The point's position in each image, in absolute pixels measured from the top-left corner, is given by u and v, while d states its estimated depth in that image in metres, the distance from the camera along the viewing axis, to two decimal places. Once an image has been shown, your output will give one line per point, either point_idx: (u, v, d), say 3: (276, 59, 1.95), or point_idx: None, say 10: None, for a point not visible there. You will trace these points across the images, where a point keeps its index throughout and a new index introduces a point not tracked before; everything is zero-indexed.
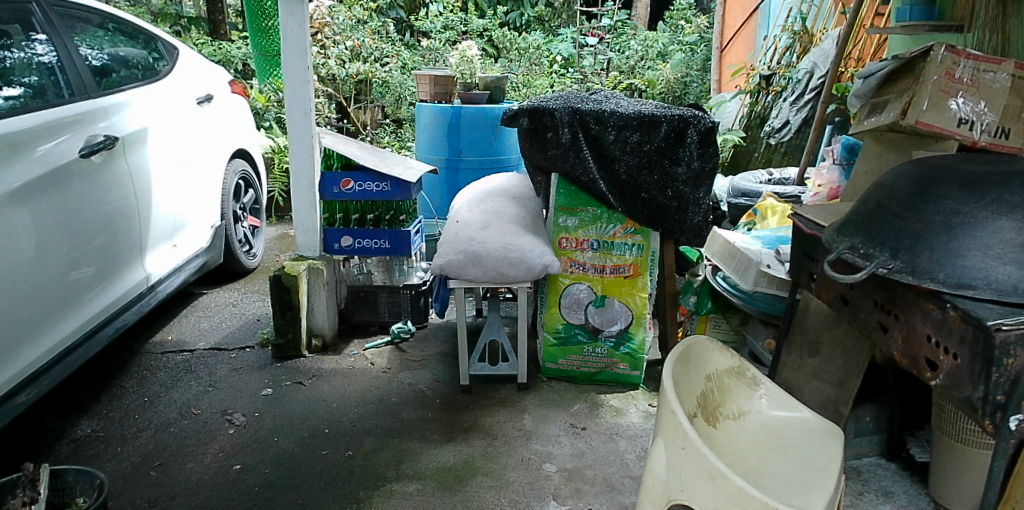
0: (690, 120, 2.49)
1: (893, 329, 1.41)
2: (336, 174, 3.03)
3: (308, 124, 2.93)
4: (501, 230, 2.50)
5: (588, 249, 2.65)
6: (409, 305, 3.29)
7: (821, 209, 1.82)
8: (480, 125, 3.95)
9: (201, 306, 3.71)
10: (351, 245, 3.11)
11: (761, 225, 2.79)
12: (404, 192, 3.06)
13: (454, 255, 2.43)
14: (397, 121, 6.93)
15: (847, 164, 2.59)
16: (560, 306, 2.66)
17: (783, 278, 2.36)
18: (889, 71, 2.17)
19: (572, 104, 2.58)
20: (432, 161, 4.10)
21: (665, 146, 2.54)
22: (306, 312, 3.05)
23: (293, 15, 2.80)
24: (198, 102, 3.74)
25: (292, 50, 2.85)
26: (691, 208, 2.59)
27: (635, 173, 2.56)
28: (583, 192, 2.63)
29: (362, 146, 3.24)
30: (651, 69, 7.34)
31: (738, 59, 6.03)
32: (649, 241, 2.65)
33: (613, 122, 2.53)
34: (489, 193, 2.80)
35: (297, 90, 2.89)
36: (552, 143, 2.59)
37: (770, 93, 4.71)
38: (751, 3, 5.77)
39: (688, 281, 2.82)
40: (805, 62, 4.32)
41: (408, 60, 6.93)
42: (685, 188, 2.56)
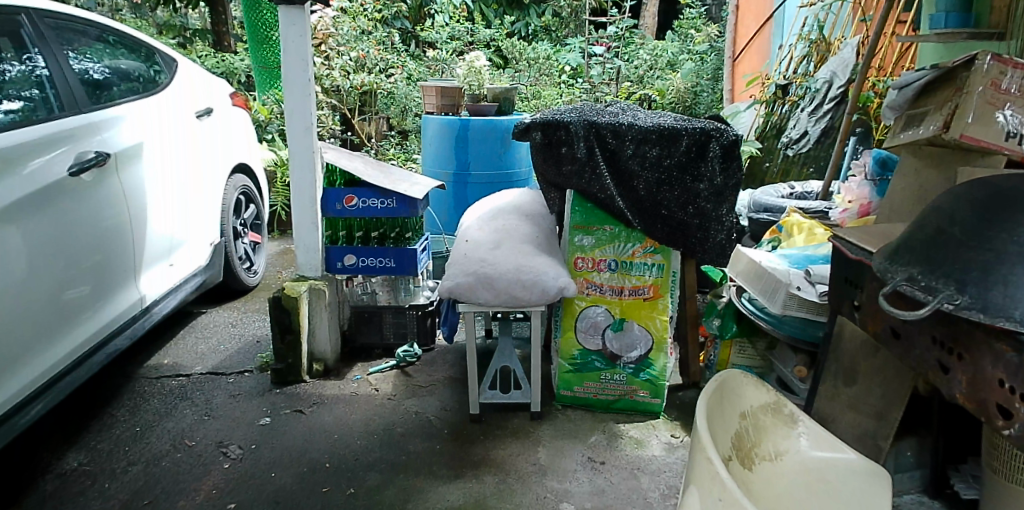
0: (712, 133, 2.36)
1: (956, 370, 1.24)
2: (338, 190, 2.91)
3: (310, 138, 2.80)
4: (513, 250, 2.36)
5: (606, 269, 2.50)
6: (415, 326, 3.13)
7: (867, 231, 1.67)
8: (489, 138, 3.82)
9: (198, 327, 3.58)
10: (354, 264, 2.97)
11: (787, 243, 2.64)
12: (410, 210, 2.91)
13: (462, 278, 2.28)
14: (403, 133, 6.83)
15: (879, 179, 2.40)
16: (575, 331, 2.51)
17: (815, 301, 2.21)
18: (927, 80, 1.97)
19: (587, 117, 2.46)
20: (438, 176, 3.97)
21: (685, 161, 2.40)
22: (307, 335, 2.91)
23: (294, 25, 2.68)
24: (197, 116, 3.62)
25: (293, 62, 2.72)
26: (713, 226, 2.44)
27: (654, 189, 2.43)
28: (599, 209, 2.49)
29: (365, 160, 3.11)
30: (661, 79, 7.23)
31: (752, 68, 5.90)
32: (670, 261, 2.50)
33: (631, 136, 2.39)
34: (499, 210, 2.66)
35: (298, 103, 2.76)
36: (567, 158, 2.45)
37: (786, 102, 4.61)
38: (765, 10, 5.64)
39: (711, 303, 2.66)
40: (823, 71, 4.20)
41: (413, 71, 6.82)
42: (707, 205, 2.41)
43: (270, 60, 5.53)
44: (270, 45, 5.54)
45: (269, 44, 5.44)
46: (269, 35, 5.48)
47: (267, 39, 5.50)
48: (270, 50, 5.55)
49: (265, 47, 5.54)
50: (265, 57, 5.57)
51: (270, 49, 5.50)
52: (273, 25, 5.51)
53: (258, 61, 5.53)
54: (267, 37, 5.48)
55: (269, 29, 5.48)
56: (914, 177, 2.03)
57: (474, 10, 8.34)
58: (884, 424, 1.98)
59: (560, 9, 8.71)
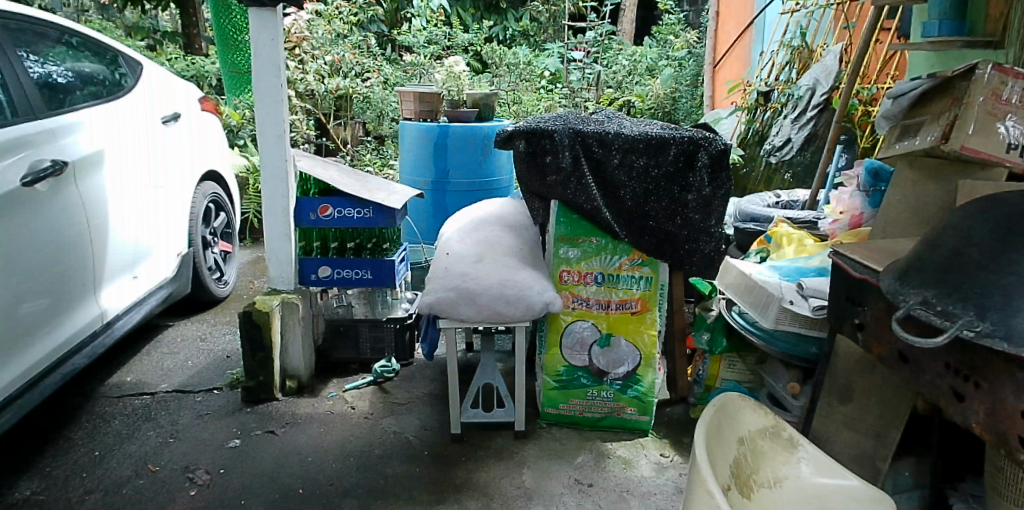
0: (700, 142, 2.29)
1: (972, 398, 1.18)
2: (312, 199, 2.78)
3: (283, 146, 2.68)
4: (496, 263, 2.26)
5: (592, 283, 2.42)
6: (393, 340, 2.96)
7: (869, 249, 1.60)
8: (469, 145, 3.72)
9: (165, 342, 3.41)
10: (329, 276, 2.84)
11: (777, 254, 2.58)
12: (387, 219, 2.81)
13: (444, 293, 2.18)
14: (379, 138, 6.71)
15: (872, 190, 2.35)
16: (561, 347, 2.42)
17: (808, 316, 2.13)
18: (924, 90, 1.97)
19: (572, 125, 2.38)
20: (416, 184, 3.85)
21: (673, 171, 2.33)
22: (279, 351, 2.76)
23: (265, 28, 2.56)
24: (164, 122, 3.47)
25: (265, 67, 2.59)
26: (702, 237, 2.37)
27: (641, 200, 2.35)
28: (586, 221, 2.40)
29: (341, 169, 2.99)
30: (640, 84, 7.21)
31: (732, 74, 5.90)
32: (658, 273, 2.42)
33: (617, 145, 2.32)
34: (481, 221, 2.56)
35: (270, 109, 2.63)
36: (551, 168, 2.36)
37: (769, 109, 4.63)
38: (745, 17, 5.64)
39: (700, 316, 2.59)
40: (806, 78, 4.20)
41: (390, 75, 6.71)
42: (695, 215, 2.34)
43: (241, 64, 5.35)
44: (241, 49, 5.38)
45: (240, 49, 5.27)
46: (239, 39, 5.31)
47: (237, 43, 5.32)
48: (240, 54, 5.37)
49: (235, 50, 5.36)
50: (235, 60, 5.39)
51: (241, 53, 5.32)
52: (243, 29, 5.30)
53: (228, 65, 5.35)
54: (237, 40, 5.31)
55: (240, 32, 5.31)
56: (909, 190, 1.99)
57: (452, 14, 8.24)
58: (883, 444, 1.92)
59: (538, 14, 8.65)
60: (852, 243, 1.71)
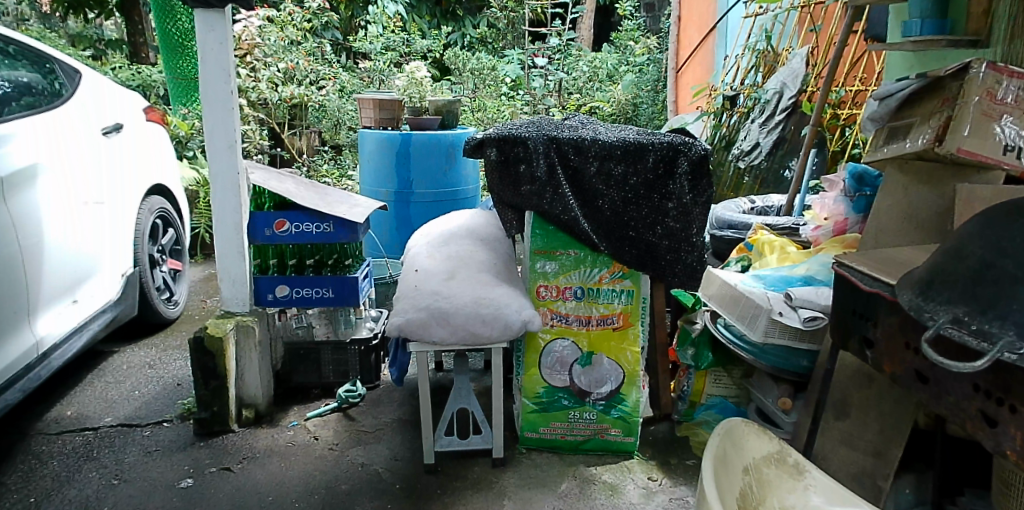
0: (680, 147, 2.19)
1: (1007, 423, 1.08)
2: (267, 214, 2.57)
3: (234, 157, 2.45)
4: (469, 281, 2.11)
5: (571, 298, 2.29)
6: (357, 362, 2.78)
7: (874, 261, 1.52)
8: (433, 154, 3.56)
9: (109, 370, 3.08)
10: (287, 296, 2.63)
11: (760, 262, 2.51)
12: (349, 234, 2.62)
13: (414, 314, 2.01)
14: (336, 147, 6.50)
15: (856, 195, 2.36)
16: (539, 367, 2.27)
17: (798, 328, 2.07)
18: (911, 92, 1.94)
19: (546, 132, 2.26)
20: (378, 194, 3.66)
21: (653, 179, 2.22)
22: (234, 378, 2.51)
23: (212, 32, 2.34)
24: (104, 133, 3.21)
25: (213, 73, 2.38)
26: (684, 247, 2.25)
27: (619, 209, 2.24)
28: (563, 232, 2.27)
29: (299, 181, 2.79)
30: (602, 90, 7.29)
31: (694, 79, 5.90)
32: (640, 286, 2.30)
33: (594, 152, 2.21)
34: (451, 235, 2.40)
35: (219, 119, 2.42)
36: (525, 178, 2.23)
37: (735, 114, 4.65)
38: (707, 22, 5.65)
39: (684, 329, 2.48)
40: (773, 82, 4.30)
41: (347, 83, 6.51)
42: (675, 224, 2.23)
43: (186, 71, 5.08)
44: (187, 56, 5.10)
45: (186, 56, 5.00)
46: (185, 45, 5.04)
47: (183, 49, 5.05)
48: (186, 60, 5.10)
49: (180, 56, 5.09)
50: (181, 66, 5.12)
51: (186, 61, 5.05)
52: (190, 35, 5.07)
53: (173, 72, 5.07)
54: (183, 46, 5.03)
55: (187, 39, 5.06)
56: (902, 194, 1.96)
57: (409, 20, 8.06)
58: (883, 461, 1.83)
59: (496, 21, 8.52)
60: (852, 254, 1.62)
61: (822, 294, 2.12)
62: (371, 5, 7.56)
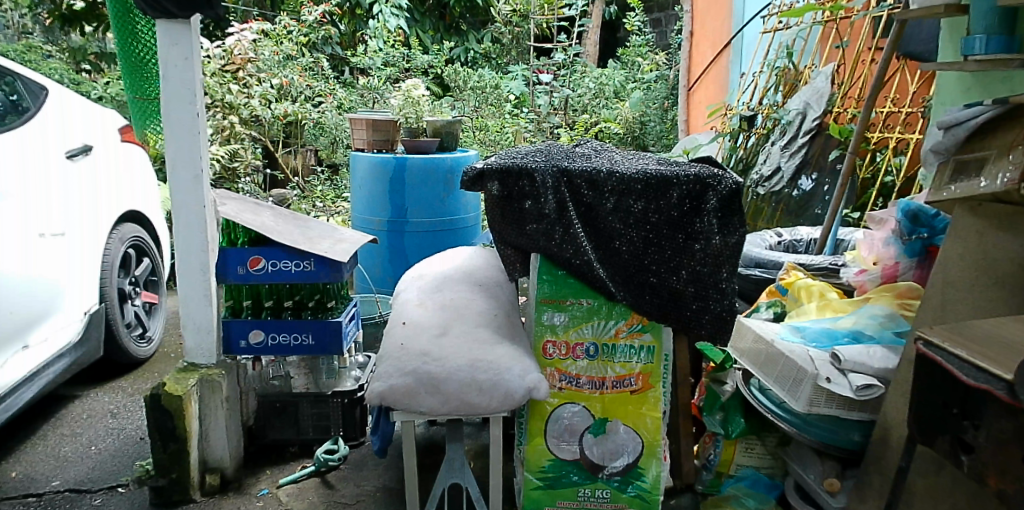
0: (708, 181, 1.93)
1: None
2: (241, 250, 2.28)
3: (201, 187, 2.16)
4: (465, 337, 1.80)
5: (582, 356, 1.99)
6: (340, 417, 2.46)
7: (979, 341, 1.22)
8: (429, 180, 3.28)
9: (67, 420, 2.77)
10: (262, 342, 2.34)
11: (797, 311, 2.28)
12: (332, 273, 2.31)
13: (399, 380, 1.70)
14: (332, 167, 6.24)
15: (909, 237, 2.14)
16: (545, 436, 1.97)
17: (848, 397, 1.84)
18: (986, 119, 1.73)
19: (555, 162, 1.99)
20: (369, 224, 3.38)
21: (677, 216, 1.96)
22: (197, 439, 2.20)
23: (176, 45, 2.06)
24: (69, 156, 2.84)
25: (176, 93, 2.09)
26: (713, 295, 1.95)
27: (639, 251, 1.97)
28: (573, 278, 1.97)
29: (277, 213, 2.50)
30: (608, 108, 7.00)
31: (707, 98, 5.65)
32: (661, 341, 2.02)
33: (610, 186, 1.95)
34: (445, 279, 2.10)
35: (184, 144, 2.12)
36: (531, 215, 1.94)
37: (754, 135, 4.43)
38: (721, 38, 5.41)
39: (710, 388, 2.18)
40: (794, 102, 4.11)
41: (344, 100, 6.24)
42: (704, 268, 1.95)
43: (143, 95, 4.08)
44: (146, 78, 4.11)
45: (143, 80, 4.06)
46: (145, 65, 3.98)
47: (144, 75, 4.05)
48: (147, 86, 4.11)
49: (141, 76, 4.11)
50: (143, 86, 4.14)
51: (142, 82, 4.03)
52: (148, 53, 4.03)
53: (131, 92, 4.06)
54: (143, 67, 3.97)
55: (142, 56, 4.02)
56: (976, 242, 1.70)
57: (411, 35, 7.81)
58: None
59: (501, 36, 8.29)
60: (945, 328, 1.31)
61: (874, 355, 1.92)
62: (372, 19, 7.33)
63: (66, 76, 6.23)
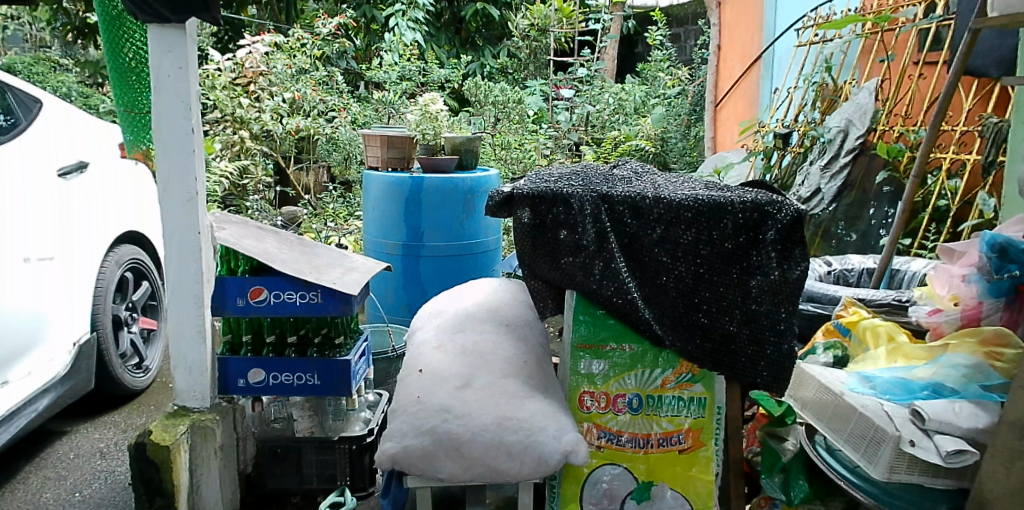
0: (767, 208, 1.70)
1: None
2: (241, 280, 2.05)
3: (194, 212, 1.94)
4: (491, 390, 1.56)
5: (624, 410, 1.74)
6: (347, 464, 2.20)
7: None
8: (447, 201, 3.05)
9: (52, 461, 2.55)
10: (262, 382, 2.11)
11: (862, 357, 2.05)
12: (340, 306, 2.07)
13: (414, 440, 1.46)
14: (346, 183, 6.06)
15: (996, 275, 1.90)
16: (581, 502, 1.72)
17: (935, 463, 1.59)
18: None
19: (594, 186, 1.77)
20: (382, 248, 3.15)
21: (731, 248, 1.73)
22: (187, 492, 1.98)
23: (170, 53, 1.85)
24: (61, 175, 2.64)
25: (170, 106, 1.88)
26: (772, 339, 1.71)
27: (688, 288, 1.74)
28: (614, 320, 1.72)
29: (281, 239, 2.28)
30: (628, 124, 6.79)
31: (736, 114, 5.41)
32: (714, 392, 1.77)
33: (656, 214, 1.72)
34: (467, 318, 1.85)
35: (177, 163, 1.91)
36: (567, 247, 1.71)
37: (791, 154, 4.20)
38: (751, 52, 5.17)
39: (768, 446, 1.91)
40: (834, 119, 3.87)
41: (359, 114, 6.02)
42: (761, 307, 1.71)
43: (144, 110, 2.15)
44: None
45: None
46: (135, 60, 2.09)
47: (128, 71, 2.09)
48: (136, 88, 2.11)
49: None
50: None
51: (144, 97, 2.12)
52: None
53: (122, 106, 2.15)
54: (138, 62, 2.09)
55: None
56: None
57: (428, 48, 7.61)
58: None
59: (518, 50, 8.09)
60: None
61: (961, 413, 1.68)
62: (388, 32, 7.13)
63: (73, 89, 6.10)
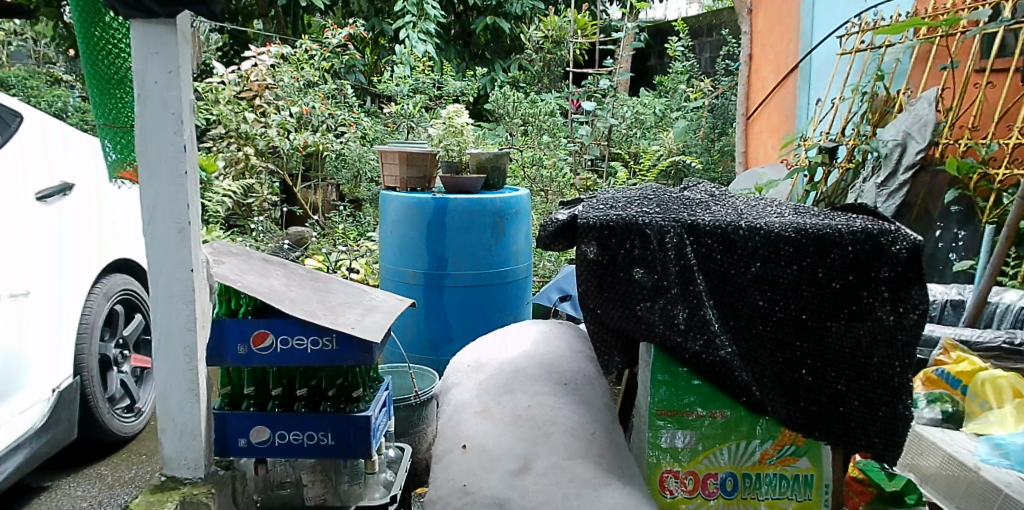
0: (882, 240, 1.38)
1: None
2: (243, 323, 1.74)
3: (185, 243, 1.62)
4: (557, 474, 1.23)
5: (715, 493, 1.43)
6: None
7: None
8: (475, 225, 2.75)
9: None
10: (267, 443, 1.80)
11: (979, 418, 1.74)
12: (359, 354, 1.74)
13: None
14: (355, 202, 5.75)
15: None
16: None
17: None
18: None
19: (673, 213, 1.46)
20: (400, 275, 2.83)
21: (839, 289, 1.40)
22: None
23: (158, 55, 1.55)
24: (41, 198, 2.33)
25: (157, 118, 1.57)
26: (887, 401, 1.38)
27: (787, 338, 1.42)
28: (699, 380, 1.40)
29: (290, 273, 1.97)
30: (649, 139, 6.48)
31: (770, 128, 5.10)
32: (822, 466, 1.44)
33: (748, 247, 1.40)
34: (515, 373, 1.53)
35: (164, 187, 1.60)
36: (642, 290, 1.40)
37: (842, 168, 3.87)
38: (786, 62, 4.87)
39: None
40: (889, 131, 3.50)
41: (370, 129, 5.59)
42: (875, 361, 1.39)
43: (129, 122, 1.83)
44: None
45: None
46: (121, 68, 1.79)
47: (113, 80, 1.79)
48: (121, 98, 1.80)
49: None
50: None
51: (130, 108, 1.82)
52: None
53: (103, 119, 1.82)
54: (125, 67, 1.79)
55: None
56: None
57: (440, 60, 7.35)
58: None
59: (531, 64, 7.80)
60: None
61: None
62: (397, 45, 6.86)
63: (71, 104, 5.87)
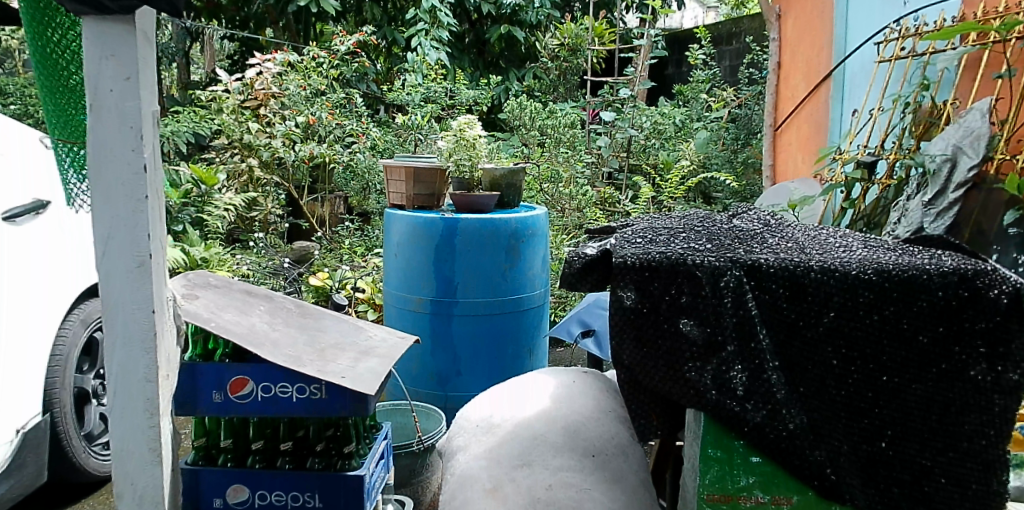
0: (982, 283, 1.12)
1: None
2: (219, 368, 1.51)
3: (145, 280, 1.39)
4: None
5: None
6: None
7: None
8: (487, 247, 2.50)
9: None
10: (246, 503, 1.56)
11: None
12: (351, 404, 1.50)
13: None
14: (364, 215, 5.54)
15: None
16: None
17: None
18: None
19: (727, 251, 1.21)
20: (406, 301, 2.59)
21: (929, 343, 1.14)
22: None
23: (112, 58, 1.32)
24: (8, 217, 2.10)
25: (112, 132, 1.34)
26: (987, 480, 1.11)
27: (864, 404, 1.15)
28: (757, 455, 1.15)
29: (276, 308, 1.74)
30: (670, 151, 6.22)
31: (800, 140, 4.82)
32: None
33: (819, 292, 1.14)
34: (532, 440, 1.30)
35: (121, 214, 1.37)
36: (688, 345, 1.14)
37: (882, 186, 3.59)
38: (817, 70, 4.58)
39: None
40: (936, 144, 3.18)
41: (378, 139, 5.19)
42: (972, 432, 1.12)
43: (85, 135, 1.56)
44: None
45: None
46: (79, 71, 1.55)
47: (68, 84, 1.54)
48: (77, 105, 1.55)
49: None
50: None
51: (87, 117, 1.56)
52: None
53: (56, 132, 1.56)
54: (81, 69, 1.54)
55: None
56: None
57: (454, 69, 7.14)
58: None
59: (547, 72, 7.56)
60: None
61: None
62: (409, 53, 6.65)
63: None
